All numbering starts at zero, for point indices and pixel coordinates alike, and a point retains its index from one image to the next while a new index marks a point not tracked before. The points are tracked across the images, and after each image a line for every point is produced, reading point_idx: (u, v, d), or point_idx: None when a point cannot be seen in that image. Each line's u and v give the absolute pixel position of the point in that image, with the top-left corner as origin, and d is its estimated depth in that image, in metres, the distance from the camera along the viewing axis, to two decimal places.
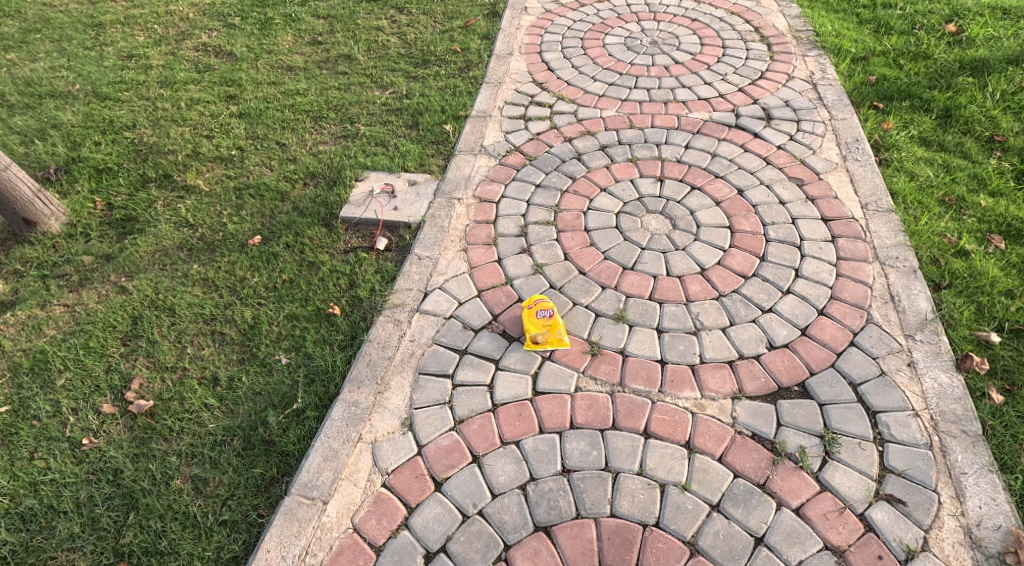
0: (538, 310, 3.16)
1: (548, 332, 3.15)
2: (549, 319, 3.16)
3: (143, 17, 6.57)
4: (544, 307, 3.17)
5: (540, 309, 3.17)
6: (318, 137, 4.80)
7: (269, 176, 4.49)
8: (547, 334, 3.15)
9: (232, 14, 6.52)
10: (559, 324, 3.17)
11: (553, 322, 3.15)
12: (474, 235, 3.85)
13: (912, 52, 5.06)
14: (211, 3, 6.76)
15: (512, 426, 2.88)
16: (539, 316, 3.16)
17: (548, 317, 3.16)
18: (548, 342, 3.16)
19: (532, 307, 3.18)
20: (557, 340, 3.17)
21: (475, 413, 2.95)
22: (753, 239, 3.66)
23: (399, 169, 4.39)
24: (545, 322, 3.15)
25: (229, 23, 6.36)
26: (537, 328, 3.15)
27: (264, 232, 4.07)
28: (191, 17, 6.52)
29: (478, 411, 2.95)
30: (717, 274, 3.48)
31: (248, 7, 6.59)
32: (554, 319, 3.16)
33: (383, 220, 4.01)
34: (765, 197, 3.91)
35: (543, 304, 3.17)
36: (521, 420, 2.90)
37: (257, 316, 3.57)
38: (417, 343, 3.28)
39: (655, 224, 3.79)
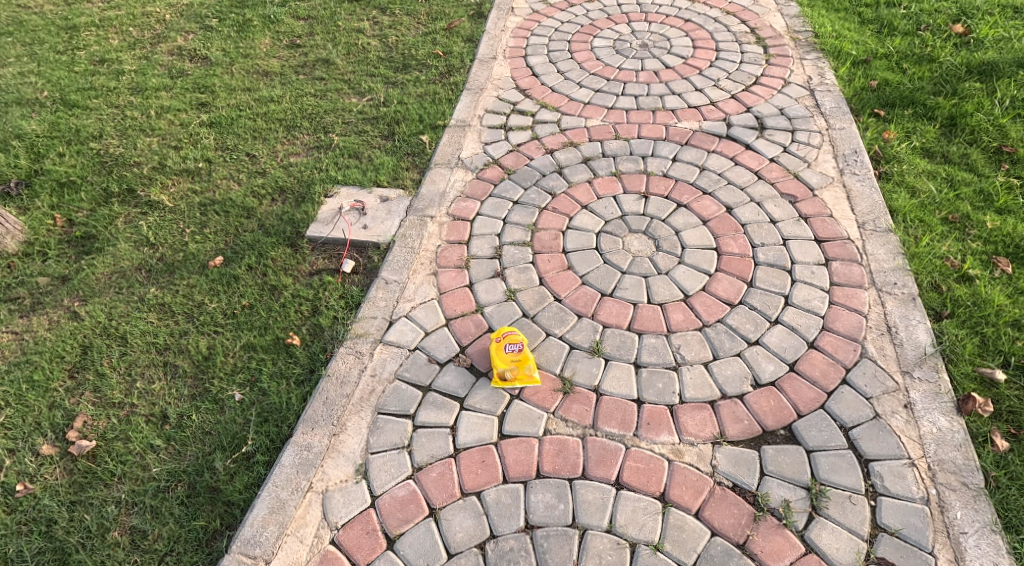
0: (505, 343, 3.00)
1: (516, 369, 2.96)
2: (517, 354, 2.98)
3: (118, 19, 6.35)
4: (511, 340, 3.01)
5: (507, 342, 3.00)
6: (290, 148, 4.58)
7: (236, 191, 4.27)
8: (515, 371, 2.96)
9: (210, 15, 6.30)
10: (528, 359, 2.99)
11: (521, 357, 2.98)
12: (446, 257, 3.63)
13: (916, 55, 4.78)
14: (189, 4, 6.53)
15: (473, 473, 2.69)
16: (506, 350, 2.99)
17: (517, 352, 2.99)
18: (516, 380, 2.97)
19: (498, 340, 3.03)
20: (525, 377, 2.97)
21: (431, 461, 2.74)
22: (742, 262, 3.43)
23: (371, 183, 4.16)
24: (513, 357, 2.98)
25: (206, 25, 6.14)
26: (504, 364, 2.97)
27: (227, 252, 3.87)
28: (168, 19, 6.30)
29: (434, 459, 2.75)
30: (701, 302, 3.26)
31: (227, 8, 6.37)
32: (523, 353, 2.99)
33: (351, 239, 3.79)
34: (755, 215, 3.67)
35: (511, 337, 3.01)
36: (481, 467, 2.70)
37: (213, 345, 3.39)
38: (378, 379, 3.08)
39: (638, 246, 3.56)
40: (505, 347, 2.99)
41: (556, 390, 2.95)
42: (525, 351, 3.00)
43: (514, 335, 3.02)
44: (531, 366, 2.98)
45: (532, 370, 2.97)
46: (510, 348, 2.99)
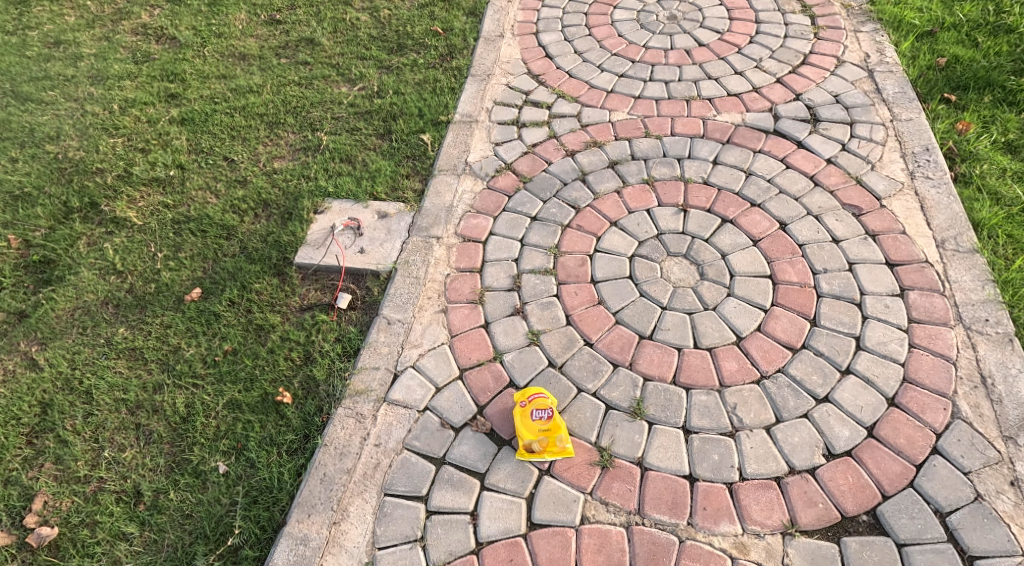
0: (531, 407, 2.57)
1: (545, 439, 2.52)
2: (546, 420, 2.54)
3: None
4: (539, 404, 2.57)
5: (534, 406, 2.57)
6: (273, 150, 3.95)
7: (213, 205, 3.68)
8: (543, 441, 2.52)
9: None
10: (559, 427, 2.55)
11: (550, 425, 2.54)
12: (457, 289, 3.13)
13: (989, 26, 4.15)
14: None
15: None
16: (532, 416, 2.55)
17: (545, 418, 2.55)
18: (546, 452, 2.52)
19: (522, 403, 2.60)
20: (555, 449, 2.53)
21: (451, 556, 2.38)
22: (802, 294, 2.92)
23: (367, 196, 3.61)
24: (540, 424, 2.54)
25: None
26: (530, 432, 2.54)
27: (205, 282, 3.35)
28: None
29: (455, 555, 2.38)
30: (757, 346, 2.79)
31: None
32: (553, 420, 2.55)
33: (346, 267, 3.30)
34: (814, 233, 3.12)
35: (538, 401, 2.58)
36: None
37: (192, 403, 2.93)
38: (384, 450, 2.66)
39: (678, 273, 3.04)
40: (532, 412, 2.56)
41: (591, 464, 2.53)
42: (555, 417, 2.55)
43: (542, 399, 2.58)
44: (562, 436, 2.53)
45: (563, 441, 2.52)
46: (538, 414, 2.55)
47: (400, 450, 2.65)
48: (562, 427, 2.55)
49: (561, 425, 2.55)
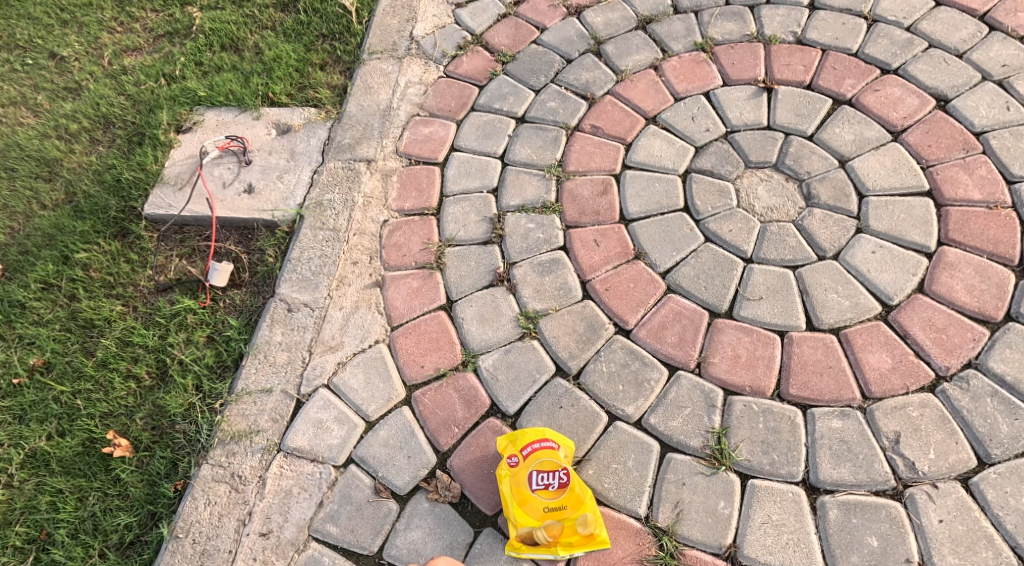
0: (528, 465, 1.46)
1: (556, 523, 1.43)
2: (555, 489, 1.45)
3: None
4: (541, 459, 1.46)
5: (533, 463, 1.46)
6: (123, 38, 2.53)
7: (27, 126, 2.33)
8: (551, 526, 1.43)
9: None
10: (578, 498, 1.45)
11: (563, 497, 1.45)
12: (399, 246, 1.90)
13: None
14: None
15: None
16: (530, 481, 1.45)
17: (554, 484, 1.45)
18: (556, 546, 1.43)
19: (511, 455, 1.48)
20: (574, 539, 1.43)
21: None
22: (992, 222, 1.65)
23: (259, 98, 2.23)
24: (545, 497, 1.44)
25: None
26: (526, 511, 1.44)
27: (9, 251, 2.08)
28: None
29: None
30: (924, 322, 1.57)
31: None
32: (568, 488, 1.45)
33: (224, 217, 2.01)
34: (998, 114, 1.79)
35: (540, 453, 1.47)
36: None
37: None
38: (278, 545, 1.54)
39: (768, 197, 1.79)
40: (530, 475, 1.45)
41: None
42: (571, 481, 1.46)
43: (547, 448, 1.48)
44: (585, 516, 1.43)
45: (588, 526, 1.43)
46: (540, 477, 1.45)
47: (305, 543, 1.54)
48: (583, 497, 1.45)
49: (582, 494, 1.46)
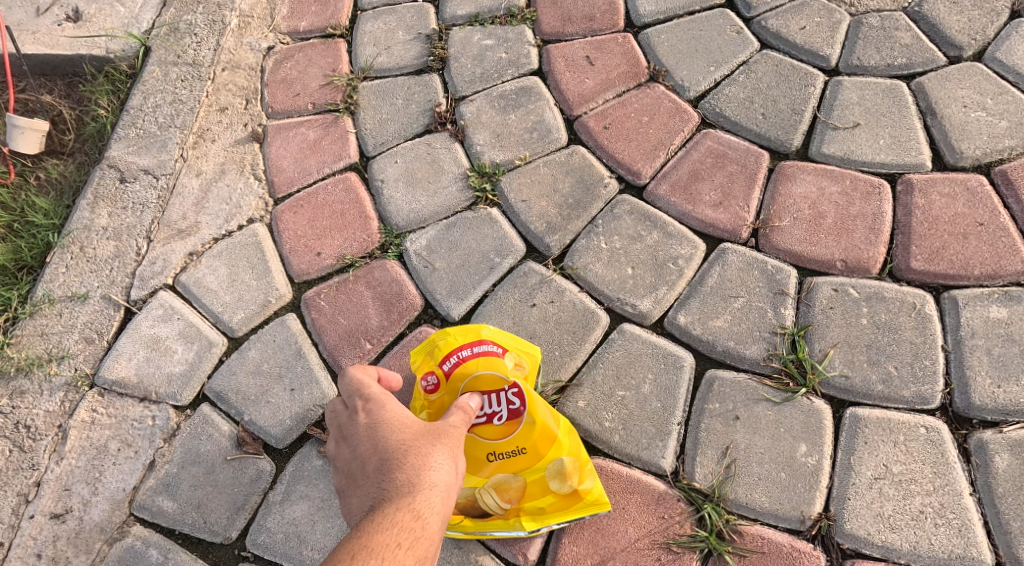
0: (454, 386, 0.89)
1: (513, 481, 0.90)
2: (502, 423, 0.89)
3: None
4: (475, 375, 0.89)
5: (462, 384, 0.89)
6: None
7: None
8: (505, 483, 0.89)
9: None
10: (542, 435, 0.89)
11: (518, 433, 0.90)
12: (290, 82, 1.26)
13: None
14: None
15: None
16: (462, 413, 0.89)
17: (501, 413, 0.89)
18: (517, 516, 0.89)
19: (426, 374, 0.90)
20: (544, 501, 0.89)
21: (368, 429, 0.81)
22: None
23: None
24: (489, 436, 0.90)
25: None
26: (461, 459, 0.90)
27: None
28: None
29: (368, 445, 0.78)
30: None
31: None
32: (523, 418, 0.89)
33: (33, 54, 1.35)
34: None
35: (472, 366, 0.89)
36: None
37: None
38: (78, 533, 0.97)
39: None
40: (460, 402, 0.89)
41: (672, 552, 0.89)
42: (528, 408, 0.89)
43: (482, 357, 0.90)
44: (559, 463, 0.89)
45: (563, 479, 0.89)
46: (477, 404, 0.89)
47: (123, 529, 0.97)
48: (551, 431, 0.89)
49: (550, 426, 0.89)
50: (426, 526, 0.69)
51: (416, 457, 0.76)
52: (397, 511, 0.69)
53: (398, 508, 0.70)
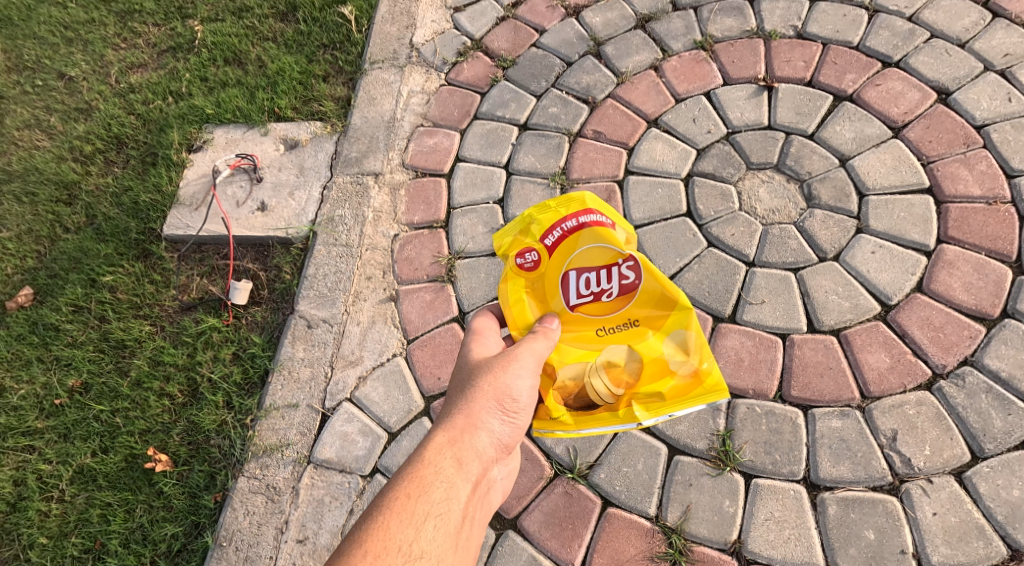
0: (565, 267, 1.29)
1: (630, 362, 1.25)
2: (609, 299, 1.28)
3: None
4: (586, 255, 1.28)
5: (575, 267, 1.28)
6: (128, 53, 2.55)
7: (44, 151, 2.39)
8: (625, 360, 1.26)
9: None
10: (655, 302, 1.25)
11: (625, 310, 1.27)
12: (411, 259, 1.96)
13: None
14: None
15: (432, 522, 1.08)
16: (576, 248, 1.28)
17: (611, 290, 1.27)
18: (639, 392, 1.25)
19: (528, 253, 1.30)
20: (658, 387, 1.25)
21: (462, 367, 1.29)
22: (990, 217, 1.67)
23: (266, 115, 2.28)
24: (597, 309, 1.28)
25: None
26: (583, 341, 1.29)
27: (38, 276, 2.17)
28: None
29: (461, 370, 1.27)
30: (921, 321, 1.62)
31: None
32: (634, 287, 1.27)
33: (240, 237, 2.10)
34: (1000, 106, 1.77)
35: (580, 246, 1.28)
36: (393, 530, 1.05)
37: (23, 478, 1.89)
38: (313, 550, 1.66)
39: (768, 200, 1.81)
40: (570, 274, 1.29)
41: (654, 563, 1.51)
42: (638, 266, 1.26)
43: (590, 235, 1.28)
44: (662, 335, 1.25)
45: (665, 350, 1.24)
46: (590, 287, 1.28)
47: None
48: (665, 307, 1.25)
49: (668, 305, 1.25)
50: (444, 462, 1.13)
51: (465, 405, 1.20)
52: (426, 458, 1.14)
53: (420, 461, 1.13)
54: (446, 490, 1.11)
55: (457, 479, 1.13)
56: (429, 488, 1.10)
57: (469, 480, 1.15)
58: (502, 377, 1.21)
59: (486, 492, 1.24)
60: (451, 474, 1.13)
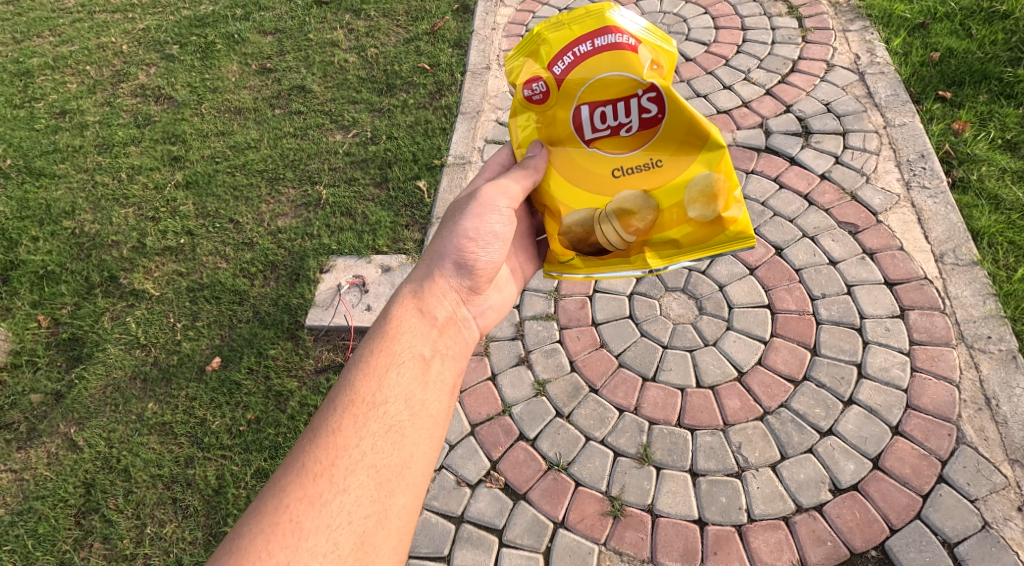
0: (584, 100, 2.08)
1: (656, 197, 2.10)
2: (628, 130, 2.08)
3: (61, 25, 5.34)
4: (604, 91, 2.06)
5: (596, 102, 2.07)
6: (276, 207, 3.90)
7: (224, 270, 3.71)
8: (644, 204, 2.11)
9: (159, 27, 5.17)
10: (685, 136, 2.06)
11: (647, 148, 2.09)
12: None
13: (984, 11, 3.85)
14: (128, 3, 5.46)
15: (394, 368, 1.84)
16: (603, 84, 2.05)
17: (629, 122, 2.07)
18: (659, 220, 2.11)
19: (544, 82, 2.09)
20: (680, 217, 2.10)
21: (435, 244, 2.14)
22: (800, 322, 2.93)
23: (370, 250, 3.62)
24: (618, 138, 2.10)
25: (151, 36, 5.10)
26: (610, 177, 2.12)
27: (224, 350, 3.43)
28: (106, 28, 5.25)
29: (435, 251, 2.12)
30: (759, 381, 2.83)
31: (170, 8, 5.35)
32: (651, 120, 2.06)
33: (355, 326, 3.38)
34: (811, 257, 3.08)
35: (594, 78, 2.05)
36: (363, 383, 1.80)
37: (222, 474, 3.09)
38: None
39: (677, 309, 3.06)
40: (596, 107, 2.07)
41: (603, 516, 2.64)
42: (664, 104, 2.03)
43: (606, 67, 2.04)
44: (685, 176, 2.08)
45: (688, 195, 2.08)
46: (610, 121, 2.08)
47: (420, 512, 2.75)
48: (696, 148, 2.07)
49: (701, 144, 2.06)
50: (408, 321, 1.95)
51: (431, 285, 2.06)
52: (388, 334, 1.91)
53: (386, 336, 1.91)
54: (407, 342, 1.90)
55: (414, 341, 1.92)
56: (389, 350, 1.87)
57: (429, 327, 1.97)
58: (462, 250, 2.09)
59: (455, 335, 2.05)
60: (410, 329, 1.94)
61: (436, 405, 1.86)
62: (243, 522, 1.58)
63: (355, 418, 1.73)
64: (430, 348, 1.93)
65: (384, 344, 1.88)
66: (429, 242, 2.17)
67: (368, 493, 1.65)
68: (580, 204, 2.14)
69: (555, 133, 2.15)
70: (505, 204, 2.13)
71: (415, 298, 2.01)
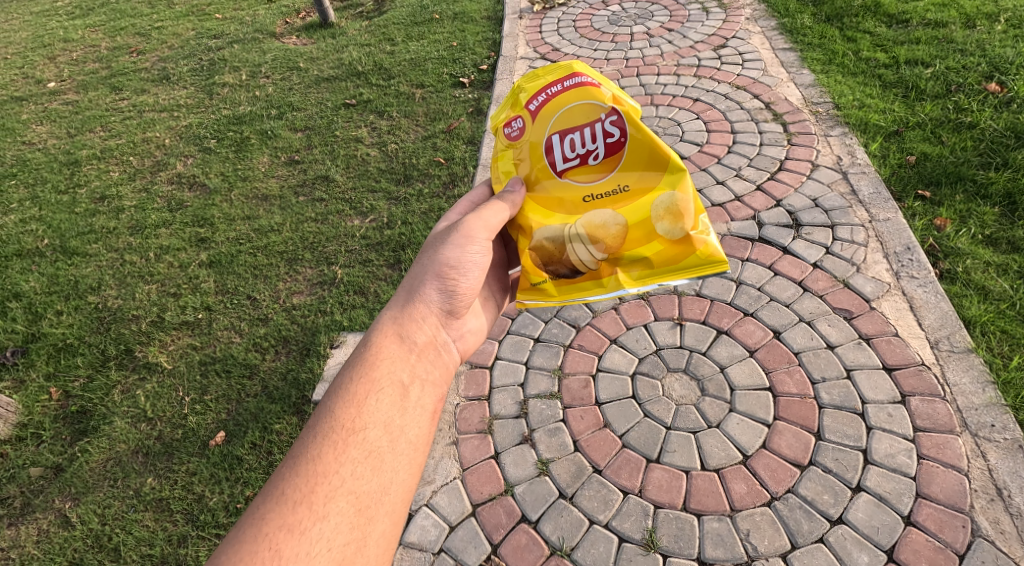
0: (554, 130, 2.23)
1: (624, 218, 2.19)
2: (595, 157, 2.21)
3: (111, 121, 5.78)
4: (571, 120, 2.21)
5: (565, 131, 2.21)
6: (292, 285, 4.04)
7: (237, 344, 3.79)
8: (614, 225, 2.19)
9: (200, 123, 5.57)
10: (647, 160, 2.19)
11: (614, 172, 2.21)
12: (466, 418, 3.15)
13: (952, 121, 4.08)
14: (174, 104, 5.92)
15: (375, 395, 1.85)
16: (569, 115, 2.21)
17: (596, 147, 2.20)
18: (629, 240, 2.19)
19: (519, 121, 2.27)
20: (650, 238, 2.18)
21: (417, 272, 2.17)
22: (803, 406, 2.92)
23: None
24: (586, 165, 2.22)
25: (192, 131, 5.49)
26: (581, 203, 2.23)
27: (229, 425, 3.45)
28: (151, 125, 5.67)
29: (417, 277, 2.14)
30: (764, 464, 2.78)
31: (210, 108, 5.78)
32: (615, 147, 2.20)
33: None
34: (808, 340, 3.13)
35: (562, 109, 2.22)
36: (343, 410, 1.79)
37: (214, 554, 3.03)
38: None
39: (680, 390, 3.06)
40: (564, 137, 2.22)
41: None
42: (626, 127, 2.18)
43: (572, 98, 2.22)
44: (650, 198, 2.18)
45: (655, 212, 2.17)
46: (579, 147, 2.21)
47: None
48: (658, 172, 2.19)
49: (662, 167, 2.19)
50: (388, 348, 1.96)
51: (413, 312, 2.08)
52: (369, 360, 1.92)
53: (367, 364, 1.91)
54: (387, 368, 1.91)
55: (395, 367, 1.93)
56: (369, 377, 1.88)
57: (408, 355, 1.98)
58: (444, 284, 2.14)
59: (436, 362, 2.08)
60: (392, 355, 1.95)
61: (415, 431, 1.86)
62: (221, 552, 1.55)
63: (336, 448, 1.72)
64: (410, 374, 1.95)
65: (364, 372, 1.88)
66: (408, 271, 2.19)
67: (348, 520, 1.65)
68: (553, 228, 2.22)
69: (530, 164, 2.27)
70: (484, 234, 2.18)
71: (395, 326, 2.03)
